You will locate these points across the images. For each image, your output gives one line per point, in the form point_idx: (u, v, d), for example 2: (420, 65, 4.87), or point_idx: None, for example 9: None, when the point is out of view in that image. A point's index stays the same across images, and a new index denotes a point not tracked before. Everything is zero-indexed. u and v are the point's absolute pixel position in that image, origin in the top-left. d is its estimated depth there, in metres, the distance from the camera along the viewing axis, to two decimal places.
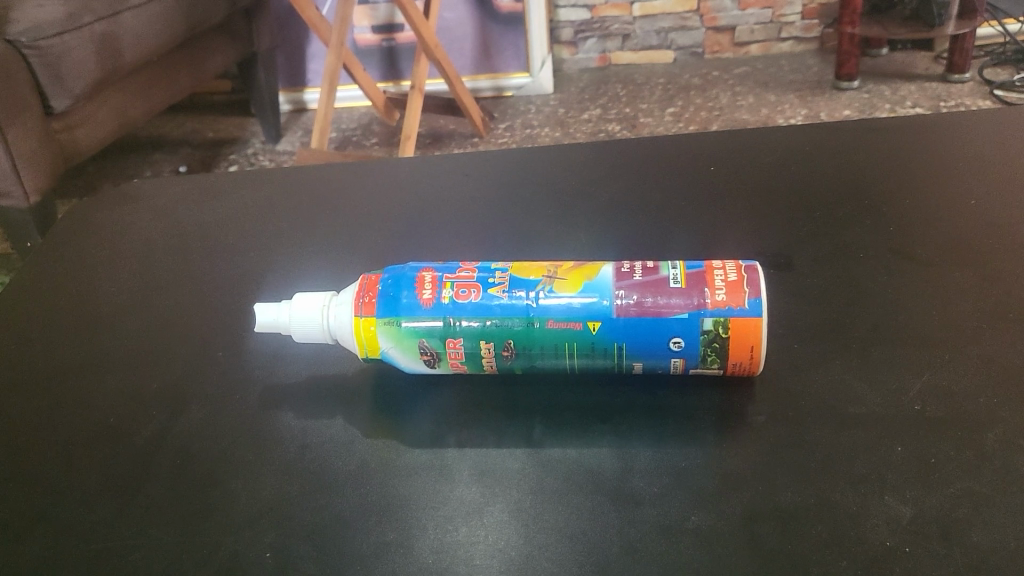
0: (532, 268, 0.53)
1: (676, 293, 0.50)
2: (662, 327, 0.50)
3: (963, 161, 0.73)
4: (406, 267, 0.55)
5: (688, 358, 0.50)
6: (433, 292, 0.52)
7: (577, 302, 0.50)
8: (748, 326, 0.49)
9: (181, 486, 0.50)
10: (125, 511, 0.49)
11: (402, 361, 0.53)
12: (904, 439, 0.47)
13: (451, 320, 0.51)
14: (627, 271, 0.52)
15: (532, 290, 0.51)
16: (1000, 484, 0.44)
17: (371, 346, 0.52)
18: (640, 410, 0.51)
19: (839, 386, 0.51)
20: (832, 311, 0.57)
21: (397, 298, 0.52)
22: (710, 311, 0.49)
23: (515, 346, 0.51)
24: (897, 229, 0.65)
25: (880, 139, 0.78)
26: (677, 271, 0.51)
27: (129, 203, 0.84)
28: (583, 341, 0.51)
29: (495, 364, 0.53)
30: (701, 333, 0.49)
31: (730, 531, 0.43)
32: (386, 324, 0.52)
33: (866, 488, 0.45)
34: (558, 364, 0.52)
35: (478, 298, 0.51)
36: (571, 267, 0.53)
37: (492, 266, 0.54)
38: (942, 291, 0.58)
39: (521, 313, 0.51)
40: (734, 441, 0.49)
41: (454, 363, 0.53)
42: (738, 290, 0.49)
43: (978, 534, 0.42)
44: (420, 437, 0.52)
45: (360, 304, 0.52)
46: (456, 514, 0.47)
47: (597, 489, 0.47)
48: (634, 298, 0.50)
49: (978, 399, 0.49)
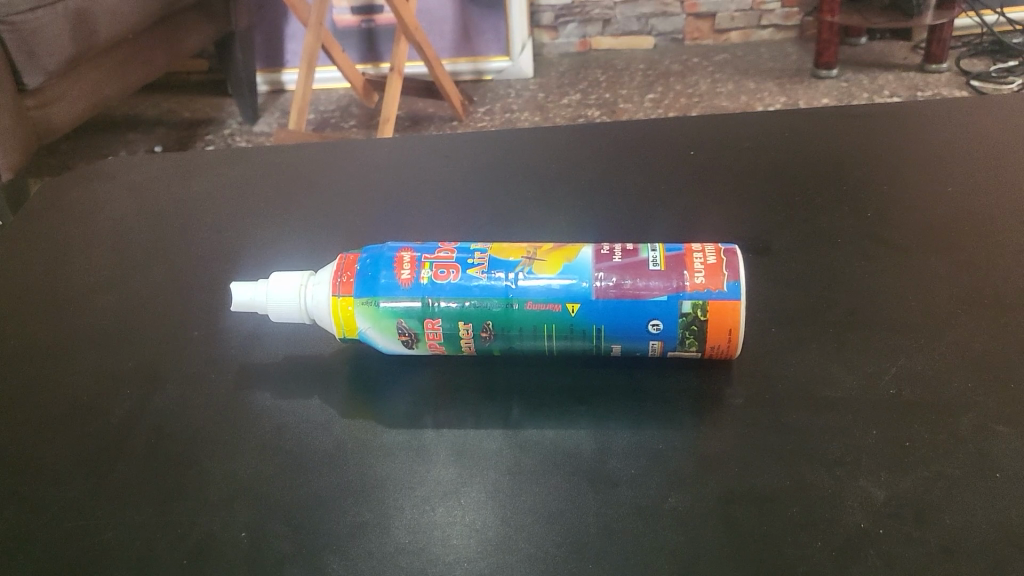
0: (512, 249, 0.53)
1: (655, 275, 0.50)
2: (641, 309, 0.50)
3: (941, 148, 0.73)
4: (385, 247, 0.54)
5: (667, 341, 0.50)
6: (411, 272, 0.52)
7: (557, 284, 0.50)
8: (727, 309, 0.49)
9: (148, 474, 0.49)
10: (92, 497, 0.48)
11: (379, 341, 0.53)
12: (879, 423, 0.47)
13: (429, 301, 0.51)
14: (606, 253, 0.52)
15: (511, 271, 0.51)
16: (972, 467, 0.45)
17: (349, 326, 0.52)
18: (618, 392, 0.51)
19: (816, 369, 0.51)
20: (810, 296, 0.57)
21: (376, 278, 0.52)
22: (689, 294, 0.49)
23: (494, 328, 0.51)
24: (876, 214, 0.65)
25: (858, 126, 0.78)
26: (657, 253, 0.51)
27: (103, 181, 0.83)
28: (562, 322, 0.50)
29: (473, 345, 0.52)
30: (680, 316, 0.49)
31: (706, 513, 0.43)
32: (364, 304, 0.51)
33: (842, 470, 0.45)
34: (536, 346, 0.52)
35: (457, 279, 0.51)
36: (551, 248, 0.53)
37: (471, 247, 0.53)
38: (919, 278, 0.58)
39: (500, 295, 0.51)
40: (711, 423, 0.49)
41: (431, 344, 0.53)
42: (717, 273, 0.49)
43: (952, 515, 0.42)
44: (396, 418, 0.51)
45: (337, 283, 0.52)
46: (433, 494, 0.46)
47: (575, 470, 0.47)
48: (613, 280, 0.50)
49: (953, 383, 0.49)
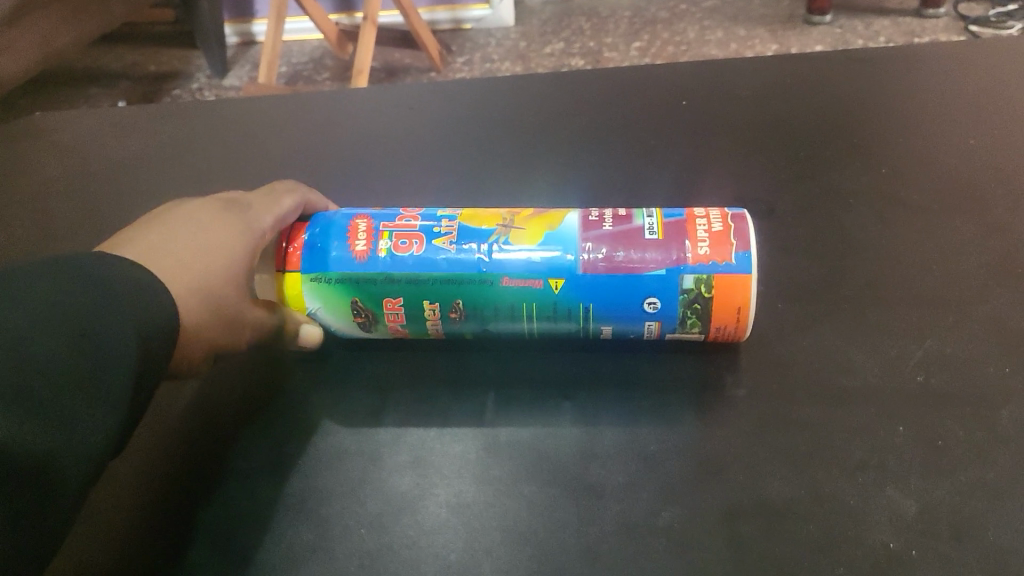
0: (484, 216, 0.46)
1: (651, 246, 0.43)
2: (635, 285, 0.42)
3: (960, 94, 0.66)
4: (338, 214, 0.47)
5: (665, 321, 0.44)
6: (367, 243, 0.44)
7: (538, 257, 0.43)
8: (735, 284, 0.42)
9: (235, 289, 0.42)
10: (178, 363, 0.40)
11: (333, 323, 0.46)
12: (906, 417, 0.41)
13: (389, 277, 0.44)
14: (595, 220, 0.44)
15: (485, 242, 0.44)
16: (1016, 471, 0.38)
17: (297, 305, 0.45)
18: (603, 382, 0.44)
19: (830, 352, 0.45)
20: (820, 268, 0.50)
21: (325, 251, 0.45)
22: (691, 268, 0.42)
23: (464, 308, 0.44)
24: (891, 171, 0.58)
25: (868, 70, 0.70)
26: (654, 219, 0.44)
27: (30, 141, 0.74)
28: (543, 300, 0.43)
29: (441, 327, 0.45)
30: (680, 293, 0.42)
31: (706, 531, 0.37)
32: (313, 280, 0.45)
33: (864, 477, 0.38)
34: (514, 329, 0.45)
35: (420, 251, 0.44)
36: (531, 216, 0.45)
37: (438, 213, 0.46)
38: (944, 244, 0.51)
39: (472, 271, 0.43)
40: (710, 418, 0.42)
41: (392, 327, 0.46)
42: (724, 243, 0.42)
43: (994, 531, 0.36)
44: (345, 412, 0.44)
45: (282, 257, 0.45)
46: (387, 510, 0.40)
47: (553, 478, 0.40)
48: (603, 252, 0.43)
49: (988, 370, 0.43)
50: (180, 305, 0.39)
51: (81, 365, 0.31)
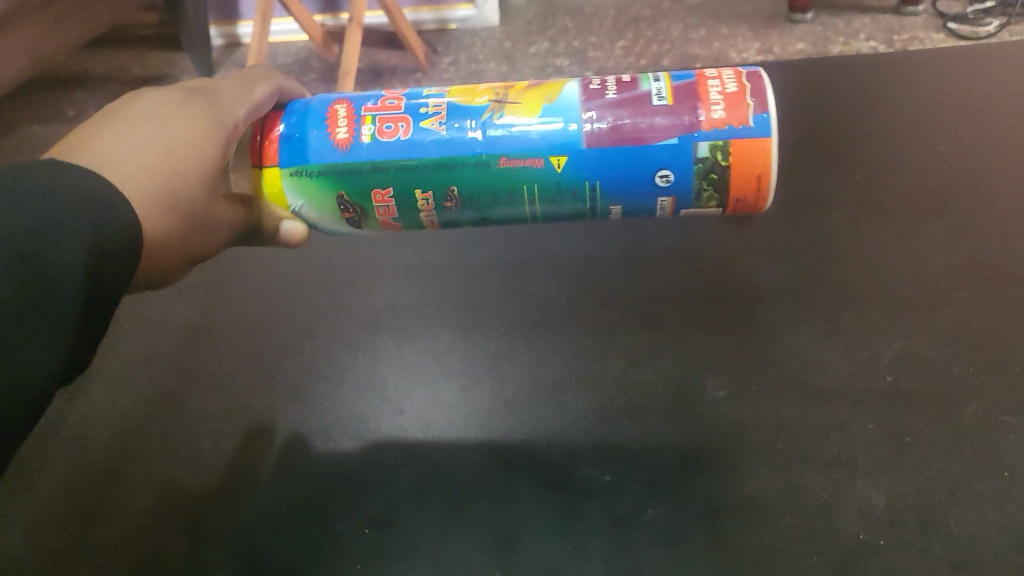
0: (474, 90, 0.38)
1: (661, 110, 0.36)
2: (647, 157, 0.36)
3: (929, 101, 0.68)
4: (305, 97, 0.39)
5: (678, 196, 0.37)
6: (350, 128, 0.37)
7: (536, 133, 0.36)
8: (756, 149, 0.36)
9: (202, 190, 0.34)
10: (147, 273, 0.34)
11: (315, 219, 0.39)
12: (876, 414, 0.43)
13: (372, 166, 0.37)
14: (596, 86, 0.37)
15: (478, 120, 0.36)
16: (978, 464, 0.41)
17: (275, 201, 0.38)
18: (590, 384, 0.47)
19: (805, 354, 0.47)
20: (797, 272, 0.53)
21: (299, 140, 0.37)
22: (705, 134, 0.35)
23: (459, 195, 0.38)
24: (864, 176, 0.60)
25: (841, 77, 0.73)
26: (662, 83, 0.37)
27: None
28: (547, 182, 0.37)
29: (435, 217, 0.39)
30: (694, 162, 0.36)
31: (689, 527, 0.40)
32: (289, 174, 0.37)
33: (837, 473, 0.41)
34: (515, 214, 0.39)
35: (408, 134, 0.36)
36: (527, 87, 0.38)
37: (421, 91, 0.38)
38: (913, 248, 0.54)
39: (463, 154, 0.36)
40: (692, 418, 0.44)
41: (382, 220, 0.39)
42: (739, 102, 0.36)
43: (956, 524, 0.39)
44: (345, 417, 0.46)
45: (253, 149, 0.38)
46: (390, 510, 0.42)
47: (545, 478, 0.43)
48: (610, 121, 0.36)
49: (954, 369, 0.45)
50: (140, 216, 0.31)
51: (21, 297, 0.24)
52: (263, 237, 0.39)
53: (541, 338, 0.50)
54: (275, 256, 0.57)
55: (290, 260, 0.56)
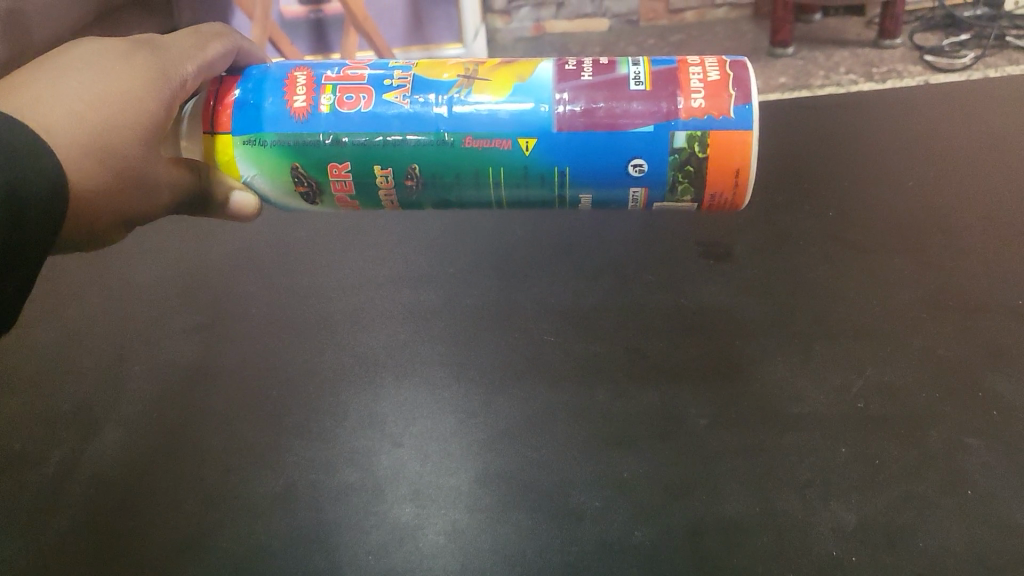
0: (443, 67, 0.47)
1: (638, 97, 0.44)
2: (619, 143, 0.44)
3: (897, 139, 0.72)
4: (272, 67, 0.48)
5: (651, 187, 0.46)
6: (307, 99, 0.46)
7: (506, 113, 0.44)
8: (733, 140, 0.44)
9: (135, 146, 0.42)
10: (84, 223, 0.42)
11: (272, 192, 0.49)
12: (848, 440, 0.46)
13: (333, 138, 0.45)
14: (572, 69, 0.45)
15: (443, 95, 0.45)
16: (943, 484, 0.44)
17: (231, 172, 0.47)
18: (580, 415, 0.49)
19: (781, 384, 0.50)
20: (773, 306, 0.56)
21: (260, 107, 0.46)
22: (683, 124, 0.44)
23: (420, 173, 0.46)
24: (836, 213, 0.64)
25: (814, 118, 0.77)
26: (641, 69, 0.45)
27: None
28: (514, 162, 0.45)
29: (394, 194, 0.48)
30: (671, 152, 0.44)
31: (675, 548, 0.42)
32: (244, 142, 0.46)
33: (811, 494, 0.44)
34: (480, 196, 0.48)
35: (369, 107, 0.45)
36: (494, 66, 0.46)
37: (388, 65, 0.47)
38: (882, 279, 0.57)
39: (431, 130, 0.45)
40: (675, 446, 0.47)
41: (340, 197, 0.48)
42: (720, 95, 0.44)
43: (923, 538, 0.41)
44: (348, 451, 0.49)
45: (208, 117, 0.47)
46: (390, 539, 0.44)
47: (538, 505, 0.45)
48: (581, 106, 0.44)
49: (921, 395, 0.48)
50: (68, 159, 0.39)
51: None
52: (210, 207, 0.47)
53: (532, 373, 0.53)
54: (280, 304, 0.60)
55: (295, 306, 0.59)
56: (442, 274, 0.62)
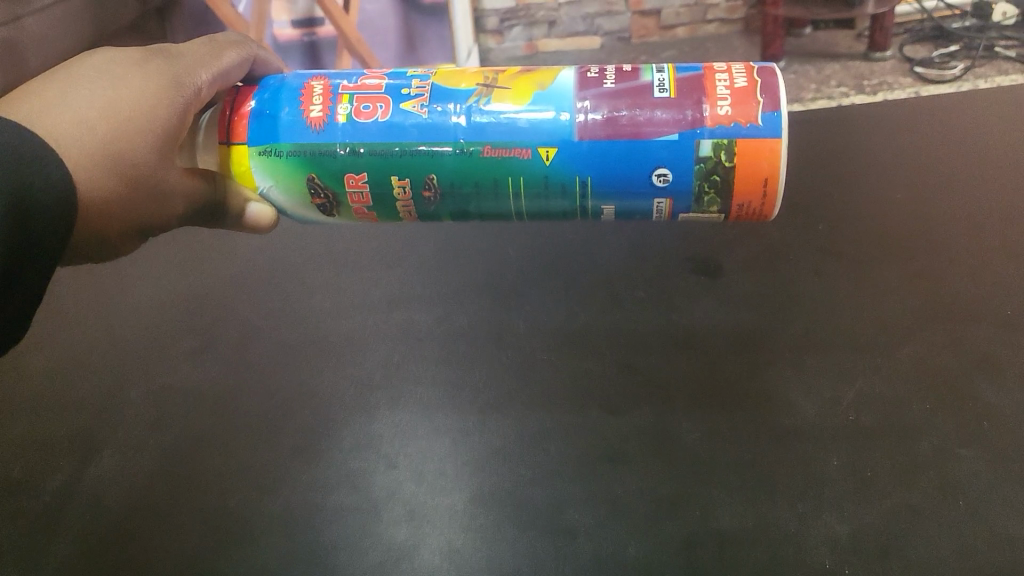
0: (462, 76, 0.45)
1: (661, 105, 0.42)
2: (644, 152, 0.42)
3: (886, 152, 0.73)
4: (290, 78, 0.46)
5: (676, 198, 0.44)
6: (324, 108, 0.44)
7: (526, 121, 0.43)
8: (762, 148, 0.41)
9: (147, 155, 0.41)
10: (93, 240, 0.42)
11: (287, 203, 0.47)
12: (840, 452, 0.47)
13: (349, 147, 0.44)
14: (594, 77, 0.44)
15: (461, 103, 0.43)
16: (935, 495, 0.44)
17: (248, 182, 0.46)
18: (573, 432, 0.50)
19: (775, 398, 0.50)
20: (765, 320, 0.56)
21: (276, 117, 0.44)
22: (709, 132, 0.41)
23: (439, 183, 0.44)
24: (827, 227, 0.64)
25: (804, 133, 0.77)
26: (665, 76, 0.43)
27: None
28: (534, 172, 0.43)
29: (414, 207, 0.46)
30: (696, 162, 0.42)
31: (668, 562, 0.42)
32: (260, 154, 0.45)
33: (804, 507, 0.44)
34: (501, 208, 0.45)
35: (386, 116, 0.43)
36: (516, 74, 0.45)
37: (408, 74, 0.45)
38: (872, 291, 0.57)
39: (450, 139, 0.43)
40: (669, 462, 0.47)
41: (358, 209, 0.46)
42: (748, 101, 0.41)
43: (914, 549, 0.42)
44: (343, 473, 0.49)
45: (225, 129, 0.45)
46: (387, 558, 0.44)
47: (533, 523, 0.45)
48: (604, 114, 0.42)
49: (912, 407, 0.49)
50: (74, 168, 0.39)
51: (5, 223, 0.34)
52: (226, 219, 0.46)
53: (527, 392, 0.53)
54: (275, 327, 0.60)
55: (291, 330, 0.60)
56: (437, 295, 0.62)
